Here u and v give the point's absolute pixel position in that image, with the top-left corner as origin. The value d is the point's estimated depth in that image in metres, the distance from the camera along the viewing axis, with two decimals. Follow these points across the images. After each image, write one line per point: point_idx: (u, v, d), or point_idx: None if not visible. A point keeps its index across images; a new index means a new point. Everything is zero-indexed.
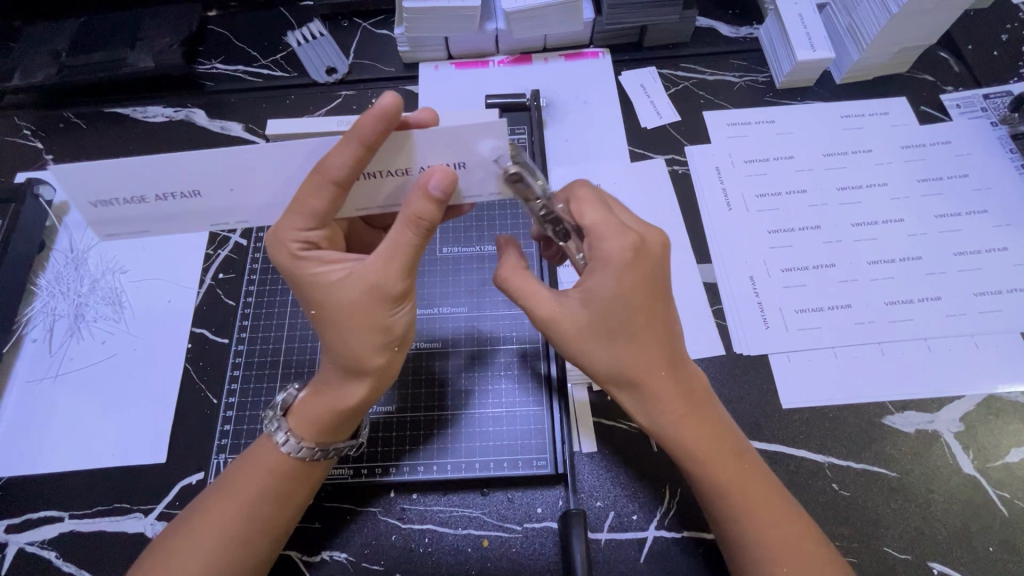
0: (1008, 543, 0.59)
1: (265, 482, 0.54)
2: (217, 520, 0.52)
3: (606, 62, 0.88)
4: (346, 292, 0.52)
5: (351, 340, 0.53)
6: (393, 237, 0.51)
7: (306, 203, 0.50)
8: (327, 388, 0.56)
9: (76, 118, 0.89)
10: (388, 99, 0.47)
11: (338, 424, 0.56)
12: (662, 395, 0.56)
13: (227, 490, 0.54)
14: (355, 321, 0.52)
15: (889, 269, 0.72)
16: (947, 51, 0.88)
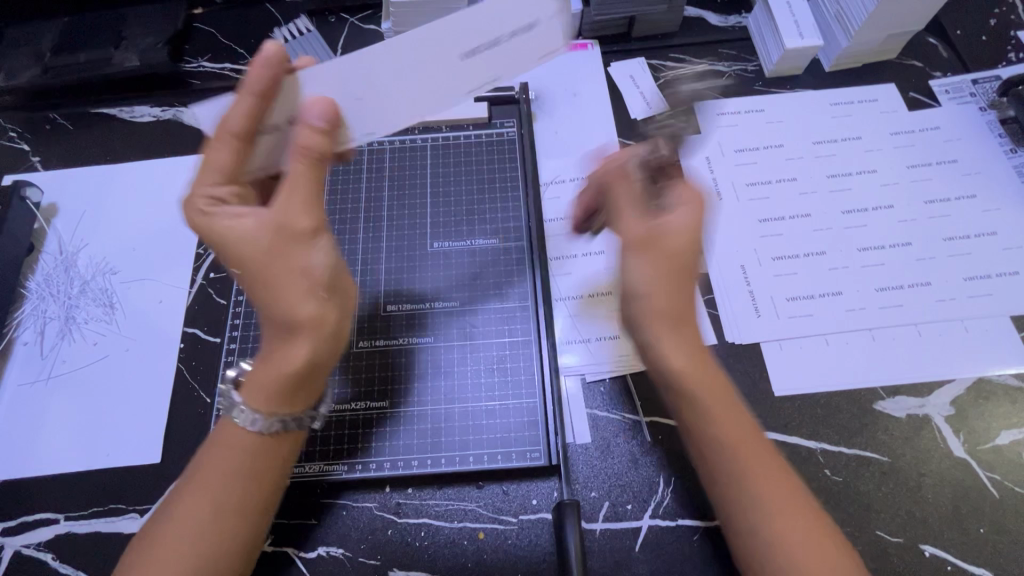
0: (999, 524, 0.60)
1: (235, 465, 0.52)
2: (188, 513, 0.50)
3: (595, 54, 0.88)
4: (255, 238, 0.50)
5: (284, 293, 0.50)
6: (291, 175, 0.50)
7: (223, 159, 0.51)
8: (272, 350, 0.51)
9: (62, 119, 0.88)
10: (270, 44, 0.49)
11: (289, 391, 0.52)
12: (690, 369, 0.52)
13: (195, 478, 0.52)
14: (283, 274, 0.50)
15: (879, 255, 0.72)
16: (936, 37, 0.88)
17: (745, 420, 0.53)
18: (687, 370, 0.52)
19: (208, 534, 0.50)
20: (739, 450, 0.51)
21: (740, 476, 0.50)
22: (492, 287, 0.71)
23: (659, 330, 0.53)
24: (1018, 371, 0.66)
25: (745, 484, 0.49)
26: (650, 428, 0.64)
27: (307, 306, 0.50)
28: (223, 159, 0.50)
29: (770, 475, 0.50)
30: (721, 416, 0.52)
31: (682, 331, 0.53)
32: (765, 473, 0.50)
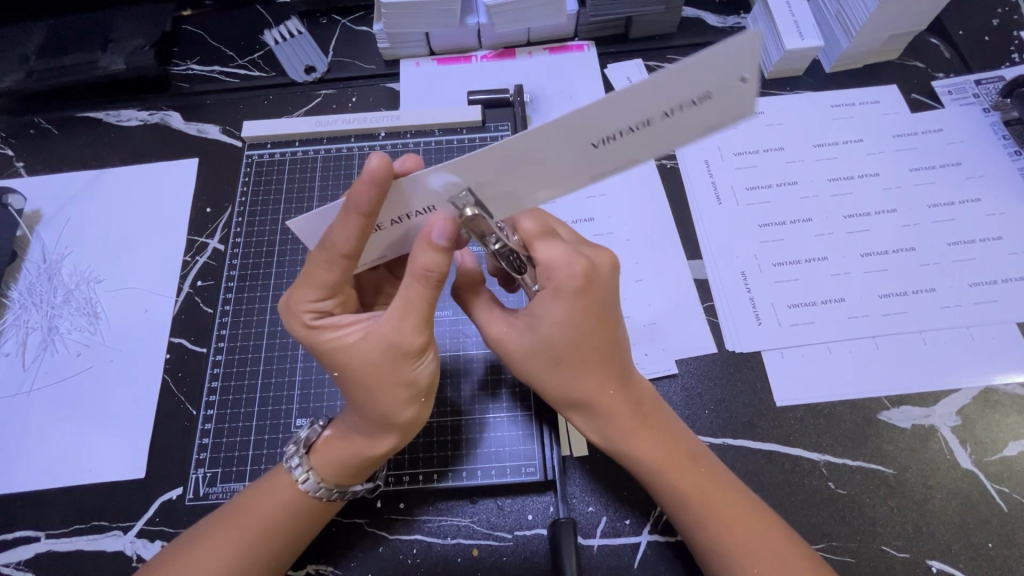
0: (1007, 539, 0.58)
1: (277, 515, 0.53)
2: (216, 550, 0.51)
3: (592, 55, 0.87)
4: (364, 356, 0.49)
5: (375, 402, 0.50)
6: (405, 294, 0.49)
7: (340, 277, 0.48)
8: (354, 439, 0.53)
9: (47, 123, 0.86)
10: (376, 160, 0.42)
11: (356, 469, 0.54)
12: (607, 409, 0.55)
13: (234, 516, 0.53)
14: (376, 389, 0.50)
15: (881, 261, 0.71)
16: (938, 37, 0.86)
17: (670, 447, 0.55)
18: (614, 414, 0.55)
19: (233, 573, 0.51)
20: (669, 473, 0.54)
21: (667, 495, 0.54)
22: None
23: (584, 380, 0.54)
24: None
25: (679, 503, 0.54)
26: None
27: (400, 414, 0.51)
28: (336, 281, 0.49)
29: (706, 493, 0.53)
30: (650, 448, 0.55)
31: (577, 379, 0.54)
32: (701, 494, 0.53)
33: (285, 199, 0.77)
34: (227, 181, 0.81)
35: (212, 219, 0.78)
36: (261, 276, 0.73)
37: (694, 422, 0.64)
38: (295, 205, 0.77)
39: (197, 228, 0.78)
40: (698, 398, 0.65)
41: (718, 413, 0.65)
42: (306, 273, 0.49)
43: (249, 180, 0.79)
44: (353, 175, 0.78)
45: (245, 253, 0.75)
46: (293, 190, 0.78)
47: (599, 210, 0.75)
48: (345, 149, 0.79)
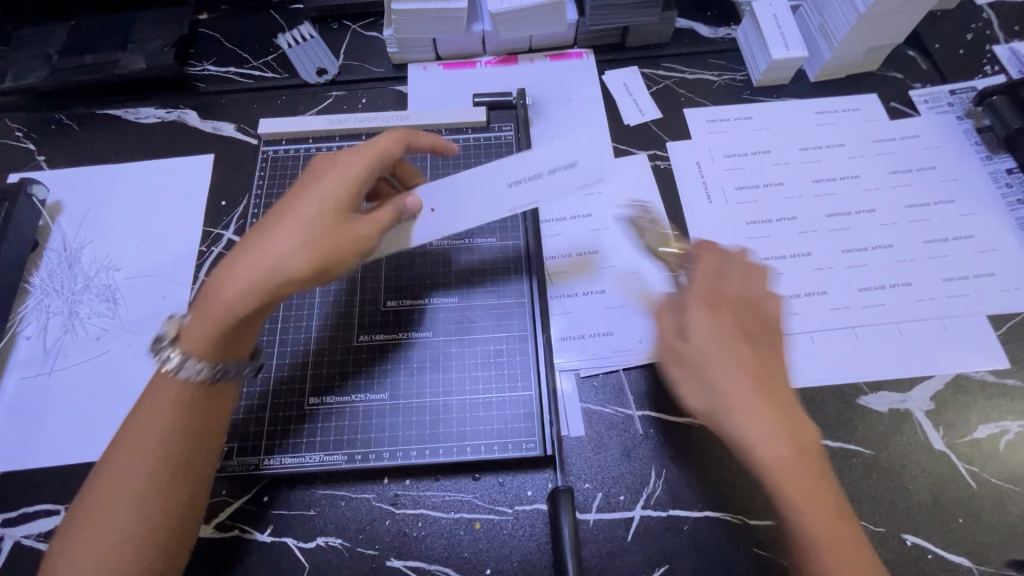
0: (976, 514, 0.62)
1: (175, 393, 0.54)
2: (132, 442, 0.52)
3: (590, 62, 0.91)
4: (317, 202, 0.56)
5: (286, 249, 0.53)
6: (348, 169, 0.59)
7: (326, 164, 0.60)
8: (222, 285, 0.53)
9: (68, 119, 0.90)
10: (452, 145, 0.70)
11: (230, 327, 0.54)
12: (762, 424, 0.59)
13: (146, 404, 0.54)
14: (315, 235, 0.54)
15: (861, 257, 0.75)
16: (915, 50, 0.92)
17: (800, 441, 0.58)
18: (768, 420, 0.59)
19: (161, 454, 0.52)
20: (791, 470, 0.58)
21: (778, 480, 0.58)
22: (489, 284, 0.72)
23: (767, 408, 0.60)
24: (994, 368, 0.69)
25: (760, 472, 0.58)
26: (642, 421, 0.67)
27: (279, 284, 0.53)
28: (316, 170, 0.60)
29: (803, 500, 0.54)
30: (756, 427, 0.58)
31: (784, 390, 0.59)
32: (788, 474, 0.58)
33: None
34: (242, 176, 0.85)
35: (227, 211, 0.82)
36: None
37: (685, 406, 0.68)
38: None
39: (213, 220, 0.82)
40: None
41: None
42: (348, 157, 0.60)
43: (265, 175, 0.82)
44: None
45: None
46: None
47: (596, 207, 0.79)
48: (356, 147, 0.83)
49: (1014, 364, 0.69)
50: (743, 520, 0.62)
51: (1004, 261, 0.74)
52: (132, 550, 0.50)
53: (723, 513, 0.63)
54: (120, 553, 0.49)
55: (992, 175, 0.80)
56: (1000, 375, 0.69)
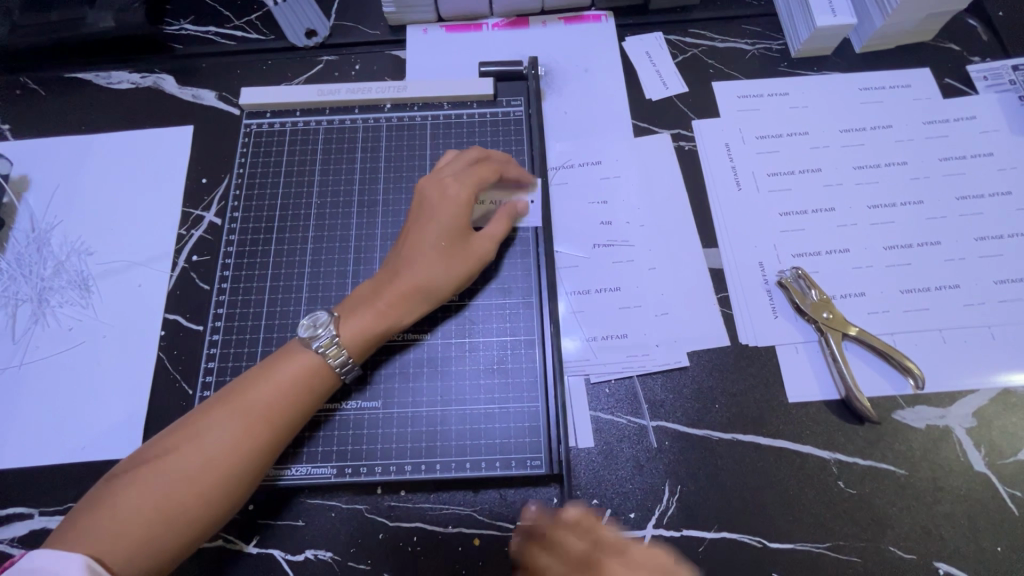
0: (1015, 543, 0.57)
1: (301, 370, 0.55)
2: (207, 432, 0.51)
3: (610, 27, 0.82)
4: (450, 223, 0.61)
5: (439, 268, 0.59)
6: (463, 192, 0.62)
7: (442, 187, 0.62)
8: (386, 300, 0.58)
9: (33, 83, 0.82)
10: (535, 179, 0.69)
11: (387, 336, 0.59)
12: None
13: (251, 382, 0.54)
14: (461, 254, 0.61)
15: (902, 256, 0.68)
16: (976, 18, 0.81)
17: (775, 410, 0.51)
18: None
19: (229, 465, 0.51)
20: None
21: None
22: (494, 281, 0.66)
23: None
24: None
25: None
26: (655, 433, 0.62)
27: (444, 291, 0.60)
28: (433, 194, 0.62)
29: None
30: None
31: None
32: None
33: (285, 172, 0.73)
34: (224, 151, 0.77)
35: (208, 190, 0.75)
36: (258, 253, 0.69)
37: (705, 417, 0.62)
38: (295, 179, 0.72)
39: (193, 199, 0.75)
40: (708, 392, 0.63)
41: (730, 408, 0.63)
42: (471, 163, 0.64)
43: (247, 152, 0.74)
44: (357, 151, 0.73)
45: (243, 229, 0.70)
46: (293, 163, 0.73)
47: (613, 193, 0.72)
48: (349, 121, 0.75)
49: None
50: (762, 542, 0.58)
51: None
52: (164, 543, 0.48)
53: (740, 534, 0.58)
54: (148, 541, 0.47)
55: None
56: None
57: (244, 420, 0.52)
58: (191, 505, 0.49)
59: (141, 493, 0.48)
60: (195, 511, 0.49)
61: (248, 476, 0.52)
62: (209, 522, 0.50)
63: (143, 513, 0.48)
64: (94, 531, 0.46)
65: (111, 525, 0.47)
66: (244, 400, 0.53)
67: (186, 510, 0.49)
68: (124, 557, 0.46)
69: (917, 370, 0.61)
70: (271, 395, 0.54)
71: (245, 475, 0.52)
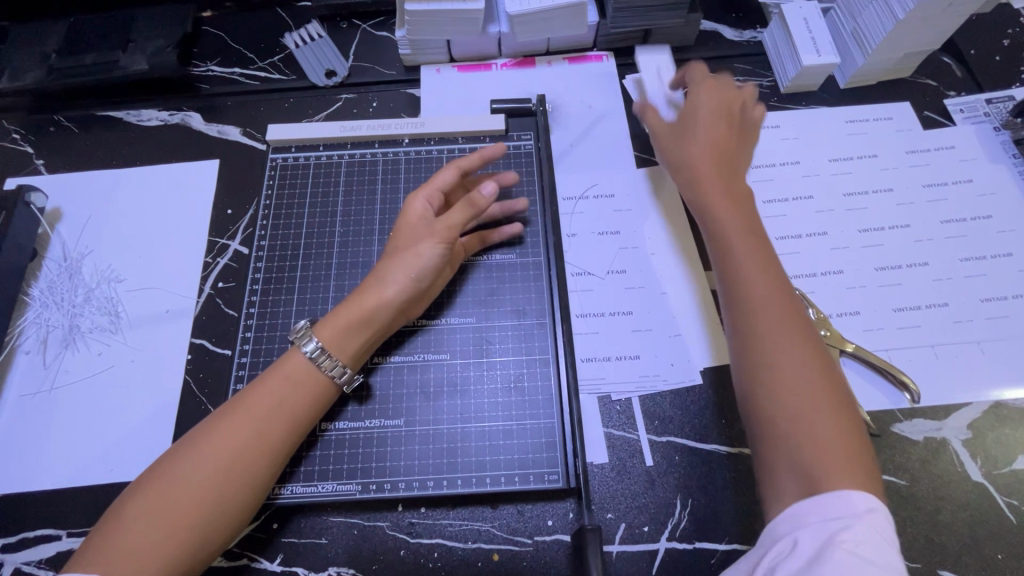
0: (1016, 551, 0.59)
1: (292, 371, 0.58)
2: (208, 440, 0.54)
3: (611, 66, 0.88)
4: (401, 229, 0.65)
5: (394, 261, 0.63)
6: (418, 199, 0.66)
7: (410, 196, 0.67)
8: (350, 298, 0.62)
9: (67, 121, 0.86)
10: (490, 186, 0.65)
11: (348, 325, 0.60)
12: (701, 152, 0.66)
13: (248, 392, 0.57)
14: (406, 243, 0.64)
15: (892, 277, 0.72)
16: (950, 56, 0.88)
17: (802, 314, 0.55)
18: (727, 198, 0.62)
19: (226, 470, 0.52)
20: (741, 235, 0.59)
21: (801, 440, 0.49)
22: (509, 303, 0.69)
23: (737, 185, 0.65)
24: None
25: (773, 440, 0.50)
26: (666, 448, 0.64)
27: (398, 279, 0.62)
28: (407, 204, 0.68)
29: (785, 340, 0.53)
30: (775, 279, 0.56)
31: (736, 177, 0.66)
32: (809, 376, 0.51)
33: (309, 202, 0.77)
34: (249, 184, 0.81)
35: (233, 220, 0.79)
36: (285, 279, 0.72)
37: (712, 433, 0.65)
38: (318, 208, 0.76)
39: (219, 229, 0.78)
40: (715, 408, 0.66)
41: (737, 423, 0.65)
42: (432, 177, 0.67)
43: (273, 184, 0.78)
44: (378, 182, 0.77)
45: (269, 256, 0.74)
46: (316, 194, 0.77)
47: (623, 223, 0.76)
48: (369, 155, 0.79)
49: None
50: None
51: None
52: (169, 552, 0.49)
53: (752, 546, 0.60)
54: (155, 555, 0.48)
55: None
56: None
57: (241, 425, 0.54)
58: (194, 513, 0.51)
59: (148, 503, 0.50)
60: (198, 519, 0.51)
61: (249, 481, 0.53)
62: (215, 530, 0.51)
63: (147, 529, 0.49)
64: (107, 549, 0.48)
65: (121, 535, 0.49)
66: (241, 407, 0.56)
67: (191, 519, 0.50)
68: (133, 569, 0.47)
69: (912, 385, 0.65)
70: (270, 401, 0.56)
71: (246, 478, 0.53)
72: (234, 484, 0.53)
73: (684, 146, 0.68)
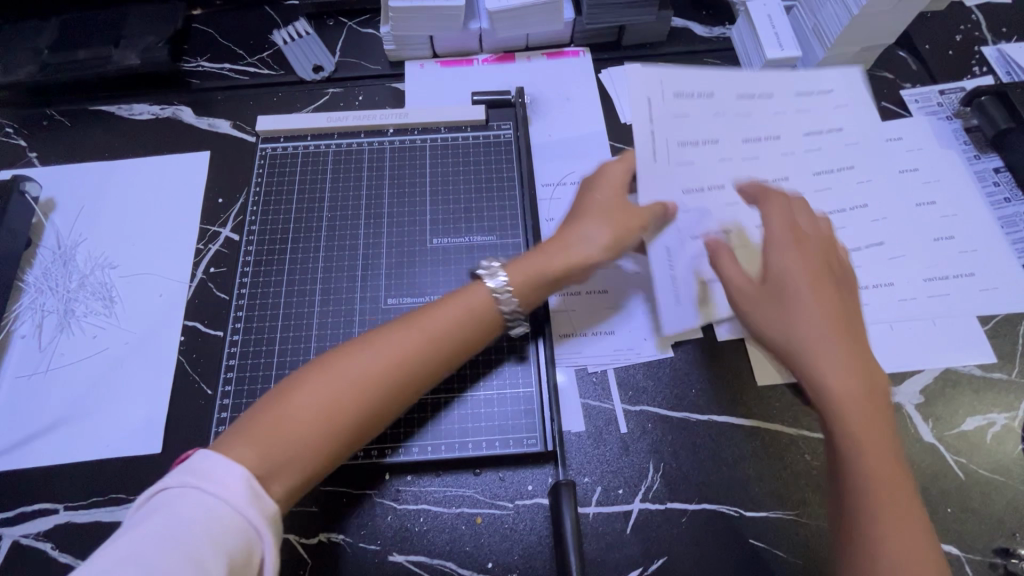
0: (964, 504, 0.64)
1: (461, 309, 0.59)
2: (357, 361, 0.53)
3: (587, 60, 0.92)
4: (594, 205, 0.66)
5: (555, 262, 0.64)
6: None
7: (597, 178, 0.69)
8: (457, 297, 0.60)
9: (60, 115, 0.89)
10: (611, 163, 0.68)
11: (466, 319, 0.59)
12: (794, 248, 0.59)
13: (414, 319, 0.58)
14: (588, 222, 0.65)
15: (851, 255, 0.77)
16: (905, 50, 0.93)
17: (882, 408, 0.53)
18: (808, 274, 0.57)
19: (362, 391, 0.52)
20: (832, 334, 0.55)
21: None
22: None
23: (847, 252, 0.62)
24: (980, 362, 0.71)
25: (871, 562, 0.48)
26: (639, 416, 0.68)
27: (545, 286, 0.64)
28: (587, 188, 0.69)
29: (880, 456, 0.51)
30: (860, 392, 0.53)
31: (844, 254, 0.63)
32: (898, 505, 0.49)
33: (297, 190, 0.80)
34: (240, 174, 0.84)
35: (224, 208, 0.82)
36: (274, 262, 0.75)
37: (683, 401, 0.69)
38: (307, 195, 0.79)
39: (210, 217, 0.81)
40: (685, 378, 0.70)
41: (705, 391, 0.69)
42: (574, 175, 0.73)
43: (263, 173, 0.81)
44: (363, 170, 0.81)
45: (259, 241, 0.77)
46: (305, 182, 0.80)
47: None
48: (355, 144, 0.82)
49: (999, 359, 0.72)
50: (738, 511, 0.64)
51: (988, 258, 0.76)
52: (293, 456, 0.49)
53: (720, 505, 0.64)
54: (290, 457, 0.49)
55: (978, 174, 0.82)
56: (986, 368, 0.71)
57: (404, 359, 0.55)
58: (325, 426, 0.51)
59: (285, 406, 0.50)
60: (319, 437, 0.50)
61: (378, 405, 0.53)
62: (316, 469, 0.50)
63: (306, 422, 0.50)
64: (260, 436, 0.48)
65: (268, 427, 0.49)
66: (371, 342, 0.55)
67: (321, 435, 0.50)
68: (278, 465, 0.48)
69: None
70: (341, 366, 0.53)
71: (382, 413, 0.54)
72: (379, 414, 0.54)
73: (786, 242, 0.59)
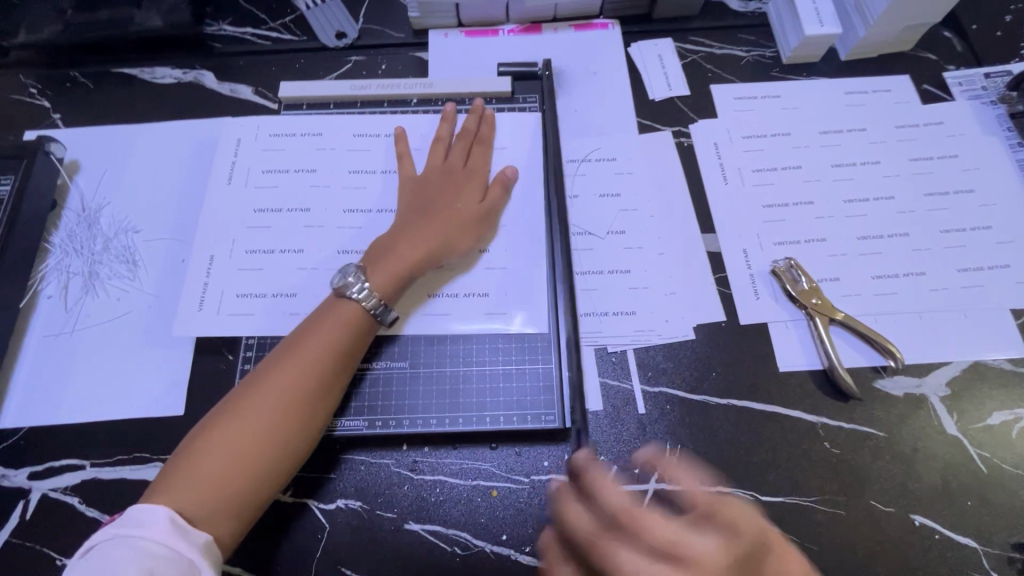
0: (984, 498, 0.63)
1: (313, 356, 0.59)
2: (253, 412, 0.56)
3: (616, 33, 0.89)
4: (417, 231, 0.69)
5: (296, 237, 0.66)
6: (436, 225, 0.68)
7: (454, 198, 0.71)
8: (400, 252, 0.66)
9: (82, 77, 0.88)
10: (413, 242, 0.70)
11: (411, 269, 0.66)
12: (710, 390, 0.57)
13: (236, 406, 0.56)
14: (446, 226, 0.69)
15: (881, 243, 0.75)
16: (950, 30, 0.89)
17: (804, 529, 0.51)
18: None
19: (274, 425, 0.55)
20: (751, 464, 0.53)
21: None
22: None
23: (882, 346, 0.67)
24: (1011, 356, 0.69)
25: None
26: (658, 398, 0.68)
27: None
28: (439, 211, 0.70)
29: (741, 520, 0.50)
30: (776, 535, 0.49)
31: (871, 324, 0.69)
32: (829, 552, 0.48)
33: None
34: None
35: None
36: None
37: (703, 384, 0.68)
38: None
39: None
40: (706, 362, 0.69)
41: (726, 375, 0.69)
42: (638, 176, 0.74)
43: None
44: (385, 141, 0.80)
45: None
46: None
47: (624, 186, 0.78)
48: (378, 114, 0.81)
49: None
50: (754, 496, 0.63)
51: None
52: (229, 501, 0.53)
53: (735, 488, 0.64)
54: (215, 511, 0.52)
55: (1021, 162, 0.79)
56: (1017, 362, 0.69)
57: (272, 409, 0.56)
58: (246, 473, 0.54)
59: (223, 446, 0.54)
60: (245, 475, 0.54)
61: (300, 435, 0.57)
62: (266, 484, 0.55)
63: (207, 477, 0.52)
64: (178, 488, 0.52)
65: (204, 472, 0.52)
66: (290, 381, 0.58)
67: (225, 491, 0.52)
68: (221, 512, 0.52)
69: (897, 352, 0.67)
70: (256, 407, 0.56)
71: (289, 459, 0.57)
72: (301, 440, 0.57)
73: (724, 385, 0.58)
